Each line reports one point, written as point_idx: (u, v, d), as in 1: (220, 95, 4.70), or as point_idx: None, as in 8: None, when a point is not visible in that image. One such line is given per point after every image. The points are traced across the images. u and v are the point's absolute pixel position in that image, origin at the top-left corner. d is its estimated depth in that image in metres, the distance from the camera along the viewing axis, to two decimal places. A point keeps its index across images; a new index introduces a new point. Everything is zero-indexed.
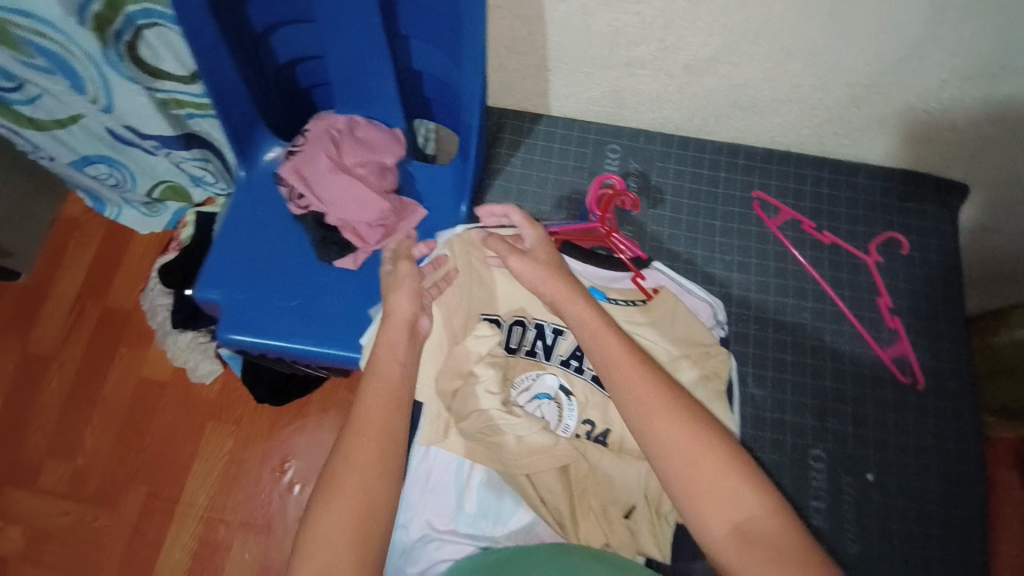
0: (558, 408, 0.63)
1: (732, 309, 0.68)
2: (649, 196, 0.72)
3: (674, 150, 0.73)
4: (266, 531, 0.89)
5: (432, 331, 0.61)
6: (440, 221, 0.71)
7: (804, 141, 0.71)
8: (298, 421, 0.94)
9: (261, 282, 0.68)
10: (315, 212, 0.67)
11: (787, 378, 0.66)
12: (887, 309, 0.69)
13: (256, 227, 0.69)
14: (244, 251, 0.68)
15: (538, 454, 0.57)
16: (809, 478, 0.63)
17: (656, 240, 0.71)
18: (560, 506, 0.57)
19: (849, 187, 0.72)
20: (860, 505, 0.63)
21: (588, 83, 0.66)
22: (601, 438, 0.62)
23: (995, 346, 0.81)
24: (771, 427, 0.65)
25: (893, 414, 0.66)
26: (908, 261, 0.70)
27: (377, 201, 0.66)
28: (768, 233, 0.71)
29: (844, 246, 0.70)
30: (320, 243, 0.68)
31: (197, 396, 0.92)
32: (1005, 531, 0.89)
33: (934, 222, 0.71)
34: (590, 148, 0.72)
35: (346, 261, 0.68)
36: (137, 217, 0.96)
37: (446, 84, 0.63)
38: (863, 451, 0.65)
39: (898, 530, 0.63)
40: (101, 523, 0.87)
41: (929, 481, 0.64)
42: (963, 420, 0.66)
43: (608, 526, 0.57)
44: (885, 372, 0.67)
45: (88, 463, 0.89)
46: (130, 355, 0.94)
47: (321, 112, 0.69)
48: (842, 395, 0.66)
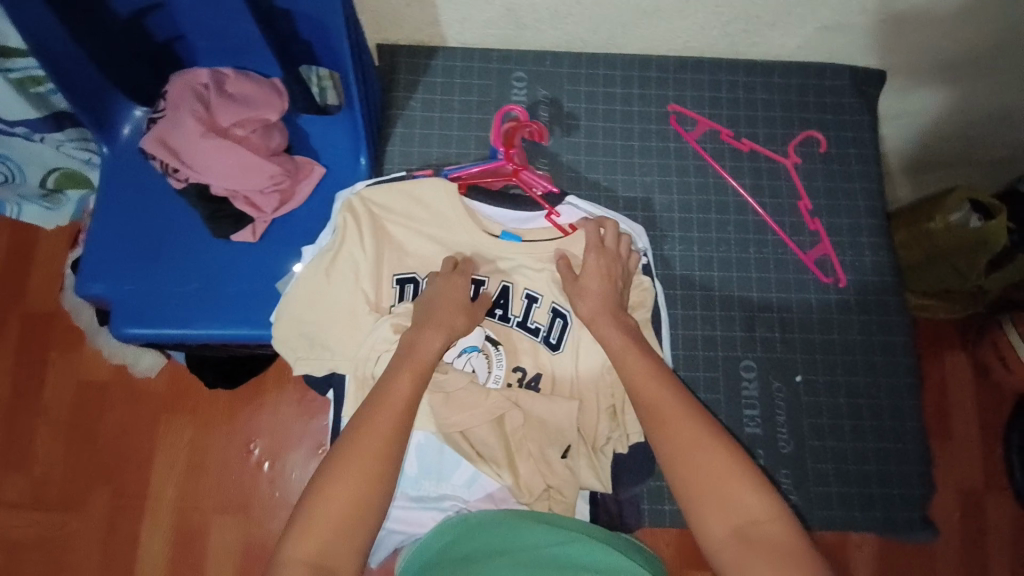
0: (487, 358, 0.58)
1: (652, 233, 0.67)
2: (562, 123, 0.69)
3: (583, 71, 0.69)
4: (242, 511, 0.91)
5: (342, 290, 0.57)
6: (340, 178, 0.68)
7: (715, 44, 0.68)
8: (258, 400, 0.94)
9: (153, 270, 0.64)
10: (197, 184, 0.62)
11: (714, 299, 0.67)
12: (807, 212, 0.69)
13: (140, 214, 0.66)
14: (116, 243, 0.65)
15: (468, 411, 0.53)
16: (741, 388, 0.65)
17: (573, 170, 0.69)
18: (497, 456, 0.54)
19: (764, 88, 0.70)
20: (793, 406, 0.65)
21: (480, 4, 0.63)
22: (533, 384, 0.58)
23: (929, 232, 0.77)
24: (702, 346, 0.66)
25: (819, 322, 0.67)
26: (826, 160, 0.70)
27: (262, 164, 0.62)
28: (686, 147, 0.69)
29: (762, 151, 0.69)
30: (210, 219, 0.63)
31: (144, 390, 0.94)
32: (955, 401, 0.92)
33: (850, 114, 0.70)
34: (493, 79, 0.69)
35: (244, 234, 0.64)
36: (38, 214, 0.82)
37: (318, 26, 0.58)
38: (792, 355, 0.66)
39: (854, 466, 0.65)
40: (70, 527, 0.89)
41: (861, 384, 0.66)
42: (889, 310, 0.67)
43: (547, 468, 0.54)
44: (807, 274, 0.67)
45: (46, 471, 0.91)
46: (63, 359, 0.94)
47: (183, 73, 0.63)
48: (769, 303, 0.67)
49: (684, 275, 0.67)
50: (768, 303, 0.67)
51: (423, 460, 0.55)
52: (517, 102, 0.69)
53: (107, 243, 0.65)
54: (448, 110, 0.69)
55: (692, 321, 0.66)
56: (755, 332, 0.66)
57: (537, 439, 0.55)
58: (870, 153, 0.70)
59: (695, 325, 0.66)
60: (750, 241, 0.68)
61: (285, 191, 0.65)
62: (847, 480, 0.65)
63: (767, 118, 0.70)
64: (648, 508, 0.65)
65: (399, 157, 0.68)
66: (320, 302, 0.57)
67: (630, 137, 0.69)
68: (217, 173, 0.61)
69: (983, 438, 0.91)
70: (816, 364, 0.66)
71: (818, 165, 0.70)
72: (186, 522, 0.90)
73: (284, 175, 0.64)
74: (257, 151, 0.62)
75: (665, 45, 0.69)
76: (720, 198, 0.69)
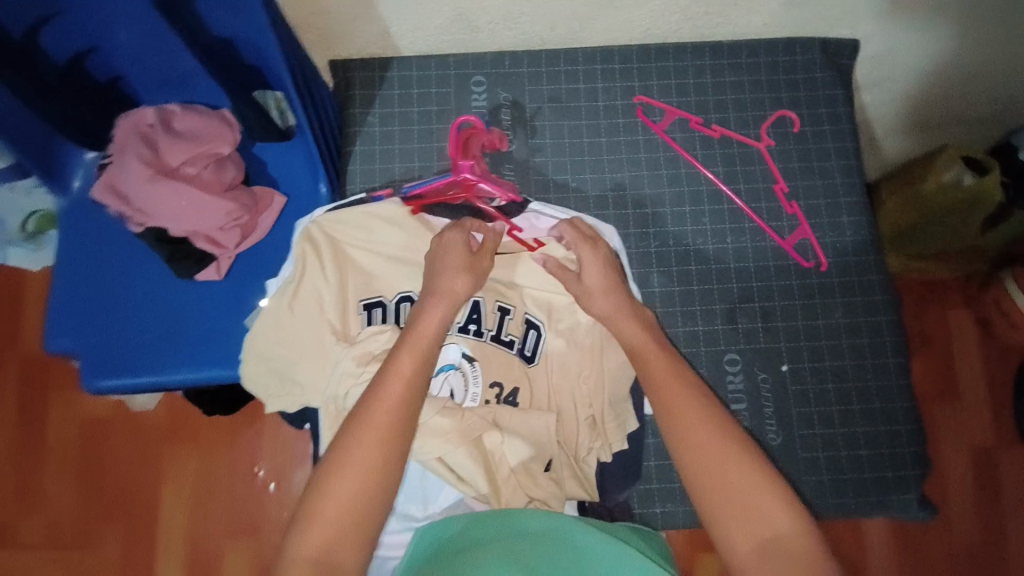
0: (464, 377, 0.57)
1: (631, 231, 0.68)
2: (524, 127, 0.68)
3: (543, 69, 0.68)
4: (254, 532, 0.92)
5: (309, 322, 0.58)
6: (303, 206, 0.70)
7: (677, 29, 0.67)
8: (257, 424, 0.94)
9: (127, 320, 0.65)
10: (153, 227, 0.61)
11: (695, 291, 0.67)
12: (785, 195, 0.68)
13: (107, 266, 0.67)
14: (85, 296, 0.66)
15: (444, 436, 0.52)
16: (727, 381, 0.66)
17: (541, 173, 0.68)
18: (479, 479, 0.53)
19: (732, 69, 0.69)
20: (780, 398, 0.66)
21: (427, 9, 0.61)
22: (511, 399, 0.58)
23: (924, 193, 0.73)
24: (685, 341, 0.67)
25: (801, 302, 0.67)
26: (801, 138, 0.69)
27: (216, 201, 0.61)
28: (655, 139, 0.69)
29: (733, 135, 0.69)
30: (169, 261, 0.63)
31: (143, 424, 0.94)
32: (963, 365, 0.90)
33: (824, 89, 0.69)
34: (451, 86, 0.68)
35: (209, 272, 0.65)
36: (25, 255, 0.78)
37: (252, 51, 0.57)
38: (779, 345, 0.67)
39: (848, 443, 0.66)
40: (87, 563, 0.90)
41: (848, 364, 0.67)
42: (873, 286, 0.68)
43: (532, 484, 0.54)
44: (789, 261, 0.68)
45: (58, 511, 0.91)
46: (62, 399, 0.94)
47: (128, 117, 0.63)
48: (750, 293, 0.67)
49: (663, 270, 0.67)
50: (749, 296, 0.67)
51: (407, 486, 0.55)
52: (477, 109, 0.68)
53: (67, 291, 0.66)
54: (408, 123, 0.68)
55: (674, 320, 0.67)
56: (737, 324, 0.67)
57: (518, 456, 0.54)
58: (846, 127, 0.69)
59: (678, 322, 0.67)
60: (728, 231, 0.68)
61: (246, 225, 0.65)
62: (840, 458, 0.66)
63: (736, 101, 0.69)
64: (639, 512, 0.64)
65: (360, 176, 0.67)
66: (287, 335, 0.58)
67: (597, 133, 0.69)
68: (169, 215, 0.60)
69: (992, 399, 0.89)
70: (801, 353, 0.67)
71: (792, 146, 0.69)
72: (200, 548, 0.91)
73: (241, 210, 0.64)
74: (210, 188, 0.62)
75: (624, 35, 0.67)
76: (693, 189, 0.68)
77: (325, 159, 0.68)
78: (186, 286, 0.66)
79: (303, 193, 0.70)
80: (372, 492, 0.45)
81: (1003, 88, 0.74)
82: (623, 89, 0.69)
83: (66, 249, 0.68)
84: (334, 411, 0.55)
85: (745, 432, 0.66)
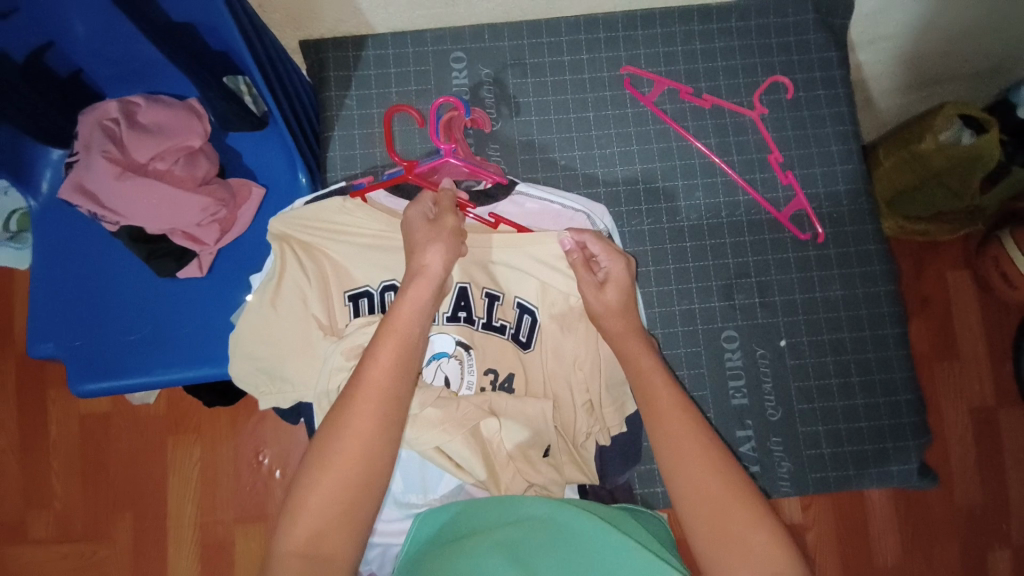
0: (459, 364, 0.57)
1: (618, 208, 0.67)
2: (508, 105, 0.67)
3: (526, 42, 0.66)
4: (261, 518, 0.92)
5: (291, 321, 0.57)
6: (281, 199, 0.68)
7: None
8: (257, 415, 0.94)
9: (108, 321, 0.65)
10: (128, 226, 0.60)
11: (690, 267, 0.68)
12: (779, 165, 0.68)
13: (85, 268, 0.66)
14: (65, 298, 0.65)
15: (435, 427, 0.51)
16: (725, 360, 0.67)
17: (529, 150, 0.67)
18: (474, 468, 0.52)
19: (722, 34, 0.67)
20: (777, 371, 0.68)
21: None
22: (506, 385, 0.58)
23: (921, 154, 0.72)
24: (681, 320, 0.67)
25: (796, 273, 0.68)
26: (795, 105, 0.68)
27: (191, 198, 0.59)
28: (645, 111, 0.68)
29: (725, 105, 0.67)
30: (149, 260, 0.62)
31: (143, 418, 0.93)
32: (966, 327, 0.89)
33: (818, 52, 0.68)
34: (430, 62, 0.66)
35: (191, 269, 0.64)
36: None
37: (220, 39, 0.55)
38: (773, 319, 0.68)
39: (843, 411, 0.68)
40: (99, 555, 0.91)
41: (843, 334, 0.68)
42: (869, 253, 0.68)
43: (530, 468, 0.54)
44: (784, 233, 0.68)
45: (66, 506, 0.92)
46: (59, 397, 0.94)
47: (92, 109, 0.60)
48: (745, 268, 0.68)
49: (655, 247, 0.67)
50: (745, 269, 0.68)
51: (406, 476, 0.56)
52: (459, 88, 0.67)
53: (46, 296, 0.65)
54: (387, 104, 0.67)
55: (668, 298, 0.67)
56: (733, 300, 0.68)
57: (515, 443, 0.54)
58: (841, 92, 0.68)
59: (672, 301, 0.67)
60: (721, 205, 0.68)
61: (225, 220, 0.63)
62: (833, 427, 0.68)
63: (725, 70, 0.68)
64: (641, 491, 0.68)
65: (340, 162, 0.67)
66: (268, 336, 0.57)
67: (584, 108, 0.67)
68: (143, 215, 0.58)
69: (991, 356, 0.89)
70: (798, 326, 0.68)
71: (786, 113, 0.68)
72: (209, 536, 0.92)
73: (218, 205, 0.62)
74: (182, 184, 0.60)
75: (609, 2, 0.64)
76: (681, 163, 0.68)
77: (302, 150, 0.66)
78: (168, 282, 0.66)
79: (279, 187, 0.68)
80: (361, 483, 0.43)
81: (1005, 42, 0.72)
82: (608, 61, 0.67)
83: (42, 252, 0.66)
84: (326, 406, 0.55)
85: (740, 408, 0.68)
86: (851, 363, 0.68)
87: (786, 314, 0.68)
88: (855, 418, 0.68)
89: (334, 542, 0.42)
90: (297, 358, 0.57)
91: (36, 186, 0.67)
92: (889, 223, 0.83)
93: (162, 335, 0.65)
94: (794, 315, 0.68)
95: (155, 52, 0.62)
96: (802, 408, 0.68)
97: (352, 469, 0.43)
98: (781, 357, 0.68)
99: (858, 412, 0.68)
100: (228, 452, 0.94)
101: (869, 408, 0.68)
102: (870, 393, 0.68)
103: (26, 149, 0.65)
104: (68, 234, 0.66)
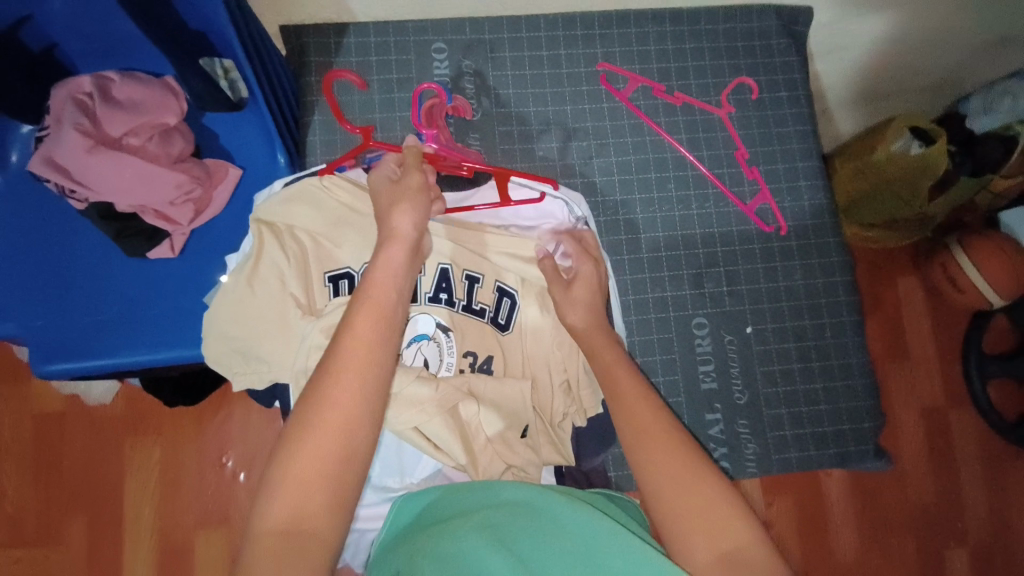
0: (438, 347, 0.57)
1: (594, 199, 0.69)
2: (488, 96, 0.68)
3: (506, 36, 0.68)
4: (226, 520, 0.89)
5: (269, 302, 0.56)
6: (260, 180, 0.68)
7: None
8: (224, 412, 0.91)
9: (75, 302, 0.63)
10: (98, 203, 0.59)
11: (662, 257, 0.70)
12: (745, 161, 0.72)
13: (52, 251, 0.64)
14: (28, 279, 0.63)
15: (416, 408, 0.52)
16: (695, 345, 0.70)
17: (507, 141, 0.69)
18: (453, 449, 0.54)
19: (693, 36, 0.71)
20: (744, 357, 0.70)
21: None
22: (485, 366, 0.59)
23: (870, 165, 0.78)
24: (654, 307, 0.69)
25: (762, 264, 0.71)
26: (760, 105, 0.72)
27: (165, 174, 0.59)
28: (620, 106, 0.70)
29: (696, 104, 0.71)
30: (119, 239, 0.61)
31: (102, 416, 0.89)
32: (915, 327, 0.95)
33: (781, 56, 0.72)
34: (411, 53, 0.67)
35: (162, 250, 0.63)
36: None
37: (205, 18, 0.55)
38: (740, 307, 0.70)
39: (805, 395, 0.71)
40: (52, 560, 0.87)
41: (805, 323, 0.71)
42: (828, 245, 0.72)
43: (508, 449, 0.56)
44: (750, 225, 0.71)
45: (16, 508, 0.87)
46: (12, 394, 0.89)
47: (64, 83, 0.60)
48: (714, 258, 0.71)
49: (630, 238, 0.69)
50: (714, 260, 0.71)
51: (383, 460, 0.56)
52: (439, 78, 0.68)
53: (5, 279, 0.62)
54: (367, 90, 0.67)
55: (641, 286, 0.69)
56: (703, 289, 0.70)
57: (494, 424, 0.55)
58: (801, 95, 0.73)
59: (645, 289, 0.69)
60: (692, 197, 0.71)
61: (199, 200, 0.63)
62: (796, 411, 0.70)
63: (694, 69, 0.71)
64: (615, 474, 0.69)
65: (320, 146, 0.67)
66: (244, 317, 0.56)
67: (561, 101, 0.70)
68: (117, 190, 0.58)
69: (938, 354, 0.95)
70: (763, 313, 0.71)
71: (752, 113, 0.72)
72: (170, 539, 0.88)
73: (193, 183, 0.61)
74: (157, 161, 0.60)
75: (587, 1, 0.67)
76: (654, 163, 0.71)
77: (281, 130, 0.67)
78: (142, 262, 0.64)
79: (258, 168, 0.68)
80: (340, 455, 0.40)
81: (948, 54, 0.77)
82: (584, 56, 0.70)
83: (1, 231, 0.63)
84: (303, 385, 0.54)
85: (710, 393, 0.69)
86: (812, 350, 0.71)
87: (749, 302, 0.71)
88: (815, 402, 0.71)
89: (318, 518, 0.39)
90: (273, 339, 0.56)
91: (2, 161, 0.65)
92: (849, 229, 0.90)
93: (132, 317, 0.63)
94: (757, 302, 0.71)
95: (132, 27, 0.61)
96: (766, 393, 0.70)
97: (338, 438, 0.41)
98: (743, 342, 0.70)
99: (818, 396, 0.71)
100: (192, 451, 0.91)
101: (829, 393, 0.71)
102: (830, 379, 0.71)
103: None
104: (34, 217, 0.64)
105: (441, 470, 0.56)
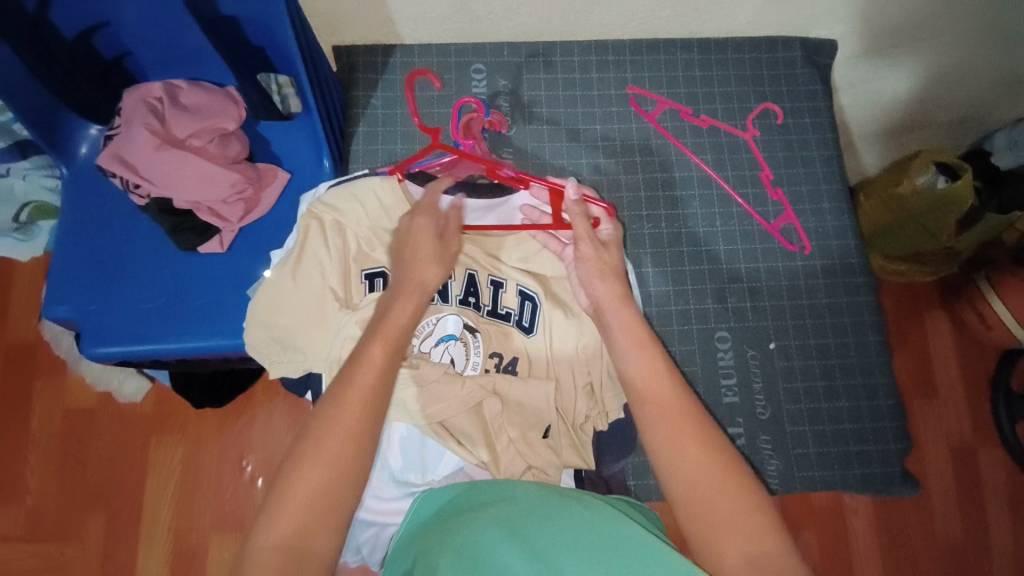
0: (465, 347, 0.60)
1: (623, 214, 0.71)
2: (523, 112, 0.72)
3: (539, 57, 0.72)
4: (238, 525, 0.90)
5: (309, 295, 0.60)
6: (306, 183, 0.71)
7: (666, 24, 0.71)
8: (246, 416, 0.93)
9: (121, 292, 0.67)
10: (157, 198, 0.64)
11: (685, 270, 0.71)
12: (769, 182, 0.73)
13: (105, 243, 0.69)
14: (82, 269, 0.67)
15: (442, 401, 0.55)
16: (716, 357, 0.70)
17: (539, 156, 0.72)
18: (476, 444, 0.56)
19: (719, 64, 0.73)
20: (765, 370, 0.70)
21: None
22: (510, 368, 0.61)
23: (898, 198, 0.77)
24: (675, 319, 0.70)
25: (785, 281, 0.71)
26: (784, 130, 0.74)
27: (220, 173, 0.64)
28: (648, 126, 0.73)
29: (721, 126, 0.73)
30: (172, 231, 0.65)
31: (130, 414, 0.92)
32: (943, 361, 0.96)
33: (806, 84, 0.73)
34: (453, 72, 0.71)
35: (211, 244, 0.67)
36: (13, 245, 0.83)
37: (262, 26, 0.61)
38: (762, 322, 0.70)
39: (827, 411, 0.69)
40: (66, 557, 0.88)
41: (827, 340, 0.70)
42: (852, 265, 0.72)
43: (530, 449, 0.57)
44: (774, 243, 0.72)
45: (38, 503, 0.89)
46: (46, 388, 0.93)
47: (138, 90, 0.67)
48: (737, 274, 0.71)
49: (655, 250, 0.71)
50: (737, 274, 0.71)
51: (406, 456, 0.57)
52: (478, 95, 0.71)
53: (60, 268, 0.67)
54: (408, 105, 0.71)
55: (664, 298, 0.70)
56: (726, 303, 0.71)
57: (517, 424, 0.57)
58: (825, 121, 0.74)
59: (668, 301, 0.70)
60: (716, 214, 0.72)
61: (250, 199, 0.67)
62: (819, 429, 0.69)
63: (722, 96, 0.73)
64: (635, 484, 0.68)
65: (362, 155, 0.70)
66: (284, 307, 0.59)
67: (592, 120, 0.72)
68: (174, 186, 0.63)
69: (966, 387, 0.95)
70: (786, 329, 0.70)
71: (776, 137, 0.73)
72: (183, 542, 0.89)
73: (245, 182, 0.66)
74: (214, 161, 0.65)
75: (618, 30, 0.71)
76: (684, 183, 0.72)
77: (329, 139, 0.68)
78: (187, 255, 0.68)
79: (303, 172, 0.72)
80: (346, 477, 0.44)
81: (974, 85, 0.78)
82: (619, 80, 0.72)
83: (65, 228, 0.69)
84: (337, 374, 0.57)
85: (730, 407, 0.69)
86: (834, 369, 0.70)
87: (783, 324, 0.70)
88: (842, 428, 0.69)
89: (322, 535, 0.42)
90: (311, 332, 0.59)
91: (72, 153, 0.72)
92: (873, 261, 0.91)
93: (175, 307, 0.66)
94: (783, 322, 0.70)
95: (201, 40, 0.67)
96: (787, 409, 0.70)
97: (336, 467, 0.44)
98: (768, 362, 0.70)
99: (842, 415, 0.69)
100: (212, 455, 0.92)
101: (852, 412, 0.70)
102: (856, 402, 0.70)
103: (64, 123, 0.70)
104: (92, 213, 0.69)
105: (463, 468, 0.57)
